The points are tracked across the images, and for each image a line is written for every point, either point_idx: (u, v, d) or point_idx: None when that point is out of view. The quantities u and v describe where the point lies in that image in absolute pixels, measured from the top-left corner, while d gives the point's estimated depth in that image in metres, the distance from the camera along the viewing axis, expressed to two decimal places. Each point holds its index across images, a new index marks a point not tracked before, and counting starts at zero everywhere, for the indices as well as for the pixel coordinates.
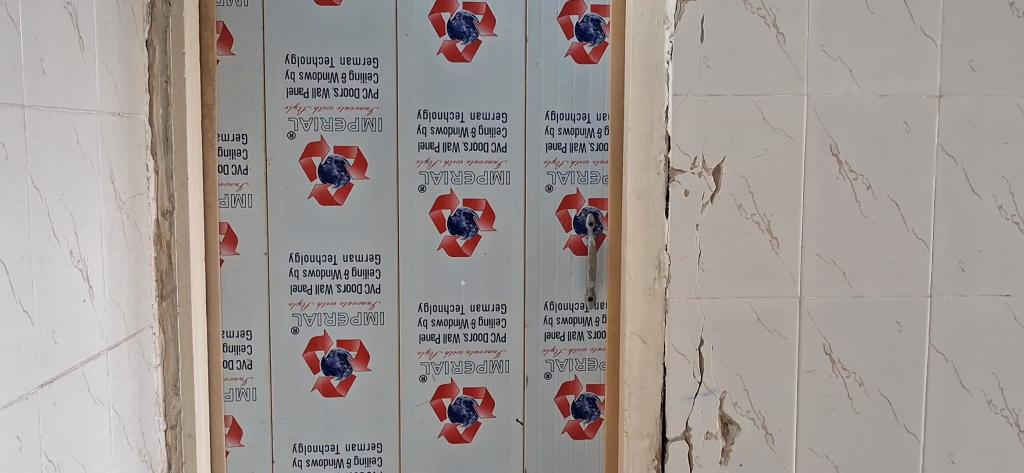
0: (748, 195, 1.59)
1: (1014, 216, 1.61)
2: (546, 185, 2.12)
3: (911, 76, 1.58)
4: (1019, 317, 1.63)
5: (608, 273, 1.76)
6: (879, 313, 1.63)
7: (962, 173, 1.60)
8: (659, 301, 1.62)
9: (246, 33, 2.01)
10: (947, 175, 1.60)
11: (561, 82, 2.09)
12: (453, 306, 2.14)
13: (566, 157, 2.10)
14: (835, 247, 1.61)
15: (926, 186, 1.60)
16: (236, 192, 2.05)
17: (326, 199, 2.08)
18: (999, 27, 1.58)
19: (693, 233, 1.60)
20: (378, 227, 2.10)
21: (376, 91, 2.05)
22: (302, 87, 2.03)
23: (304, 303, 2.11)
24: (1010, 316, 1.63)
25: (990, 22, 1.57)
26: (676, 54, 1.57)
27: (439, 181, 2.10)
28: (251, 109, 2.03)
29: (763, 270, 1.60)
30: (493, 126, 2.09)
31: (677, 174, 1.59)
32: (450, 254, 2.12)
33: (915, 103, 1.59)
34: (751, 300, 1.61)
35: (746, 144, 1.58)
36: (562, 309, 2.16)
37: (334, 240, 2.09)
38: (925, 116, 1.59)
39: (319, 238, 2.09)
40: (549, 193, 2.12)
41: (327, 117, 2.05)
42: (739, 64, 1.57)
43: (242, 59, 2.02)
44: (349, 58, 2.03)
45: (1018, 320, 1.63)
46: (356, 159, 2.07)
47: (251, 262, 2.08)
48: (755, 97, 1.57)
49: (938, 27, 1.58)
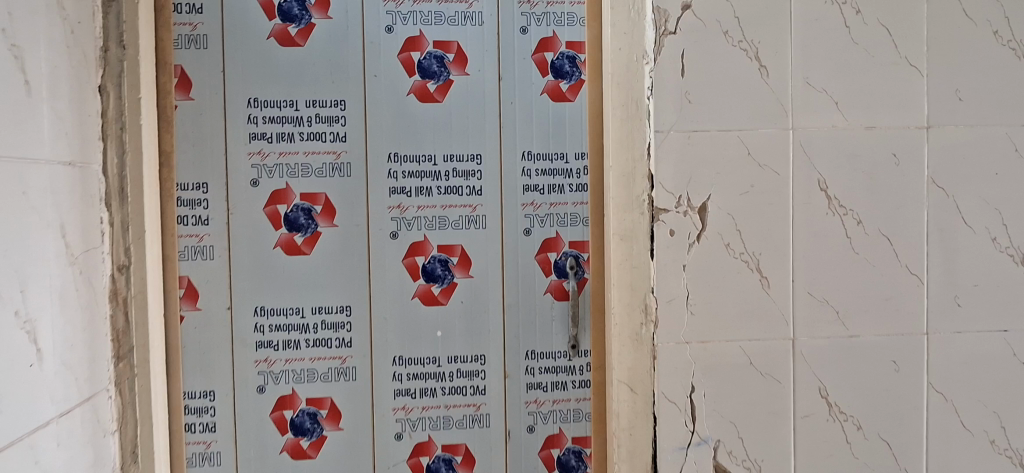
0: (736, 233, 1.53)
1: (1008, 248, 1.57)
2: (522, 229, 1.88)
3: (898, 107, 1.54)
4: (1016, 352, 1.58)
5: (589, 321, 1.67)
6: (875, 352, 1.56)
7: (953, 205, 1.56)
8: (647, 347, 1.56)
9: None
10: (938, 208, 1.56)
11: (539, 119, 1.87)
12: (430, 358, 1.88)
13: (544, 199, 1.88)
14: (827, 285, 1.55)
15: (917, 219, 1.55)
16: (196, 243, 1.80)
17: (292, 249, 1.84)
18: (985, 54, 1.55)
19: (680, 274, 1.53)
20: (348, 275, 1.85)
21: (345, 134, 1.83)
22: (265, 131, 1.81)
23: (270, 361, 1.84)
24: (1008, 351, 1.58)
25: (976, 49, 1.54)
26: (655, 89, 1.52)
27: (412, 227, 1.86)
28: (211, 154, 1.80)
29: (753, 312, 1.54)
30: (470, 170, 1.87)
31: (661, 212, 1.52)
32: (426, 303, 1.88)
33: (904, 134, 1.55)
34: (742, 343, 1.54)
35: (730, 181, 1.53)
36: (545, 359, 1.90)
37: (290, 298, 1.85)
38: (914, 147, 1.55)
39: (275, 295, 1.83)
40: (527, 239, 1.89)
41: (293, 163, 1.83)
42: (721, 99, 1.52)
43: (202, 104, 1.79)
44: (315, 100, 1.82)
45: (1015, 355, 1.58)
46: (324, 207, 1.84)
47: (212, 321, 1.82)
48: (738, 132, 1.52)
49: (922, 57, 1.54)
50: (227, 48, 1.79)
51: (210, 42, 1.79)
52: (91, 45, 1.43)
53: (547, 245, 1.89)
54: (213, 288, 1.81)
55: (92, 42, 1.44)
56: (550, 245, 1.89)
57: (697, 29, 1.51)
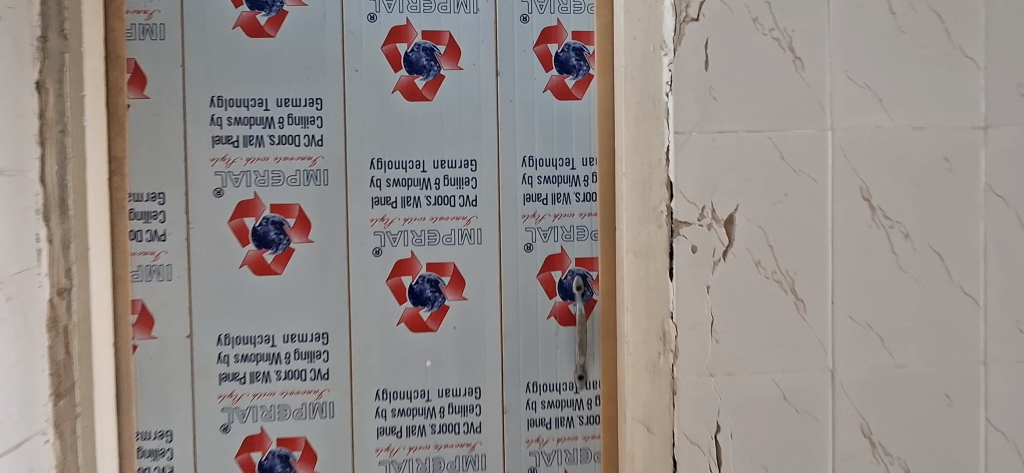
0: (766, 248, 1.34)
1: None
2: (524, 242, 1.78)
3: (951, 105, 1.35)
4: None
5: (599, 349, 1.47)
6: (925, 385, 1.37)
7: (1013, 216, 1.37)
8: (666, 380, 1.36)
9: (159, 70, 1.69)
10: (996, 220, 1.37)
11: (536, 122, 1.78)
12: (418, 392, 1.78)
13: (547, 209, 1.79)
14: (870, 308, 1.36)
15: (973, 232, 1.36)
16: (151, 262, 1.70)
17: (260, 267, 1.74)
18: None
19: (705, 295, 1.33)
20: (322, 295, 1.75)
21: (320, 137, 1.73)
22: (230, 134, 1.71)
23: (236, 395, 1.74)
24: None
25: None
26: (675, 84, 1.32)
27: (398, 242, 1.76)
28: (168, 159, 1.70)
29: (786, 339, 1.35)
30: (464, 178, 1.77)
31: (682, 226, 1.33)
32: (412, 329, 1.78)
33: (958, 135, 1.35)
34: (774, 374, 1.35)
35: (761, 189, 1.34)
36: (548, 393, 1.80)
37: (266, 319, 1.74)
38: (969, 150, 1.36)
39: (254, 324, 1.74)
40: (529, 253, 1.79)
41: (261, 170, 1.73)
42: (750, 95, 1.33)
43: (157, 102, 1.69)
44: (289, 99, 1.72)
45: None
46: (297, 220, 1.75)
47: (168, 348, 1.71)
48: (769, 132, 1.33)
49: (978, 47, 1.36)
50: (185, 42, 1.69)
51: (167, 33, 1.68)
52: (25, 34, 1.23)
53: (552, 262, 1.80)
54: (173, 314, 1.71)
55: (28, 30, 1.24)
56: (554, 263, 1.80)
57: (722, 14, 1.32)
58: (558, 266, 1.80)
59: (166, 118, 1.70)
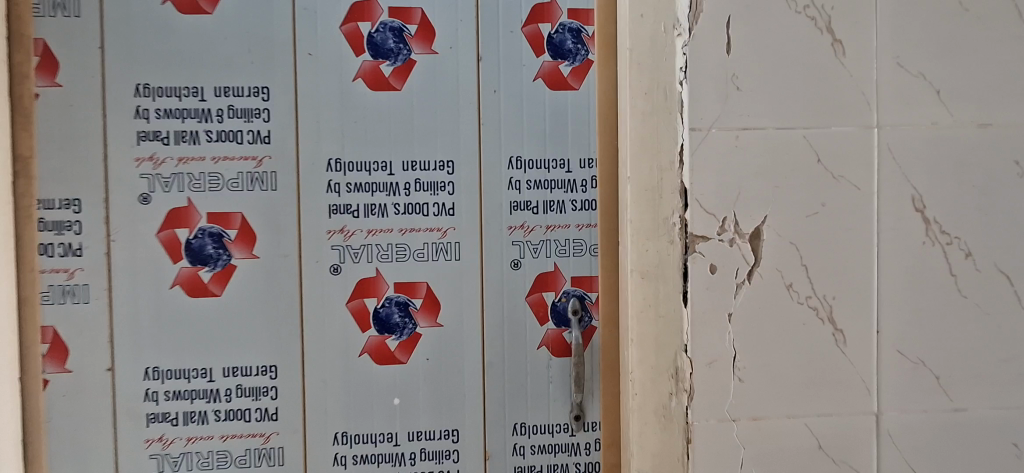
0: (800, 269, 1.12)
1: None
2: (512, 251, 1.82)
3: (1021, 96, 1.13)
4: None
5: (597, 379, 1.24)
6: (989, 432, 1.15)
7: None
8: (679, 428, 1.13)
9: (70, 52, 1.68)
10: None
11: (516, 123, 1.80)
12: (385, 435, 1.82)
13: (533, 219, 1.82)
14: (924, 341, 1.13)
15: None
16: (66, 281, 1.70)
17: (197, 287, 1.75)
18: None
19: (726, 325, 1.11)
20: (258, 302, 1.76)
21: (269, 136, 1.74)
22: (158, 129, 1.71)
23: (166, 439, 1.76)
24: None
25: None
26: (690, 72, 1.10)
27: (360, 257, 1.79)
28: (81, 166, 1.70)
29: (824, 379, 1.12)
30: (443, 187, 1.80)
31: (698, 241, 1.11)
32: (380, 359, 1.81)
33: None
34: (808, 420, 1.13)
35: (793, 197, 1.11)
36: (535, 435, 1.86)
37: (203, 353, 1.75)
38: None
39: (192, 356, 1.75)
40: (517, 265, 1.82)
41: (194, 171, 1.73)
42: (781, 85, 1.11)
43: (72, 87, 1.68)
44: (229, 88, 1.73)
45: None
46: (239, 230, 1.76)
47: (87, 381, 1.71)
48: (804, 130, 1.11)
49: None
50: (104, 38, 1.69)
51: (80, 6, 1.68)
52: None
53: (542, 282, 1.84)
54: (86, 346, 1.71)
55: None
56: (546, 283, 1.84)
57: None
58: (548, 286, 1.84)
59: (90, 115, 1.69)
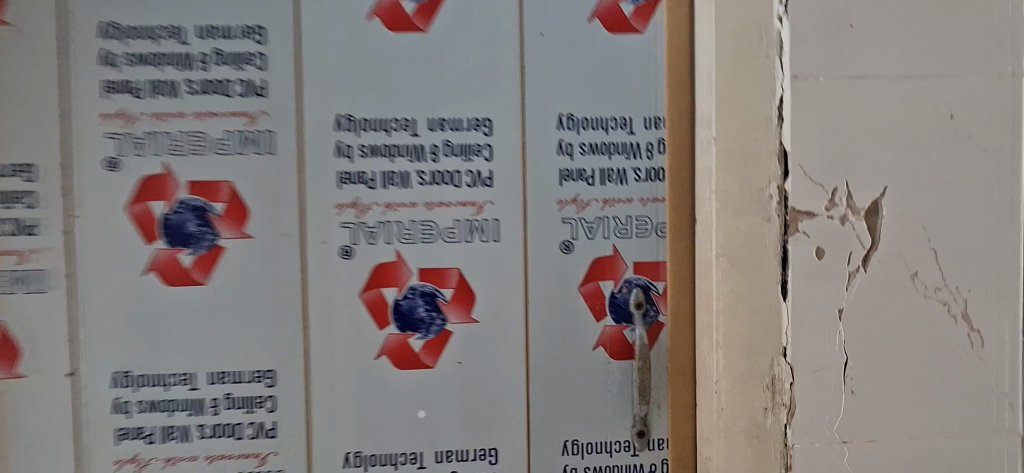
0: (929, 254, 0.88)
1: None
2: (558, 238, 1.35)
3: None
4: None
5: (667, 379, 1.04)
6: None
7: None
8: (774, 451, 0.91)
9: None
10: None
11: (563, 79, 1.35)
12: (405, 454, 1.35)
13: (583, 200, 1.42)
14: None
15: None
16: (18, 267, 1.28)
17: (177, 274, 1.31)
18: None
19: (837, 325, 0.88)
20: (242, 299, 1.32)
21: (263, 85, 1.30)
22: (132, 80, 1.29)
23: (140, 461, 1.32)
24: None
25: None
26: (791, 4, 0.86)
27: (378, 238, 1.33)
28: (37, 121, 1.28)
29: (958, 397, 0.88)
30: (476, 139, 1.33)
31: (802, 219, 0.88)
32: (399, 362, 1.34)
33: None
34: (937, 447, 0.89)
35: (921, 163, 0.87)
36: (592, 456, 1.37)
37: (194, 359, 1.31)
38: None
39: (190, 351, 1.31)
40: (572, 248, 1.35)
41: (177, 132, 1.30)
42: (906, 20, 0.86)
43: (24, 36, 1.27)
44: (213, 28, 1.30)
45: None
46: (229, 204, 1.31)
47: (49, 389, 1.29)
48: (936, 78, 0.87)
49: None
50: None
51: None
52: None
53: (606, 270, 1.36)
54: (51, 343, 1.29)
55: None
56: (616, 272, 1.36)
57: None
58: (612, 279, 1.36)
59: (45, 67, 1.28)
